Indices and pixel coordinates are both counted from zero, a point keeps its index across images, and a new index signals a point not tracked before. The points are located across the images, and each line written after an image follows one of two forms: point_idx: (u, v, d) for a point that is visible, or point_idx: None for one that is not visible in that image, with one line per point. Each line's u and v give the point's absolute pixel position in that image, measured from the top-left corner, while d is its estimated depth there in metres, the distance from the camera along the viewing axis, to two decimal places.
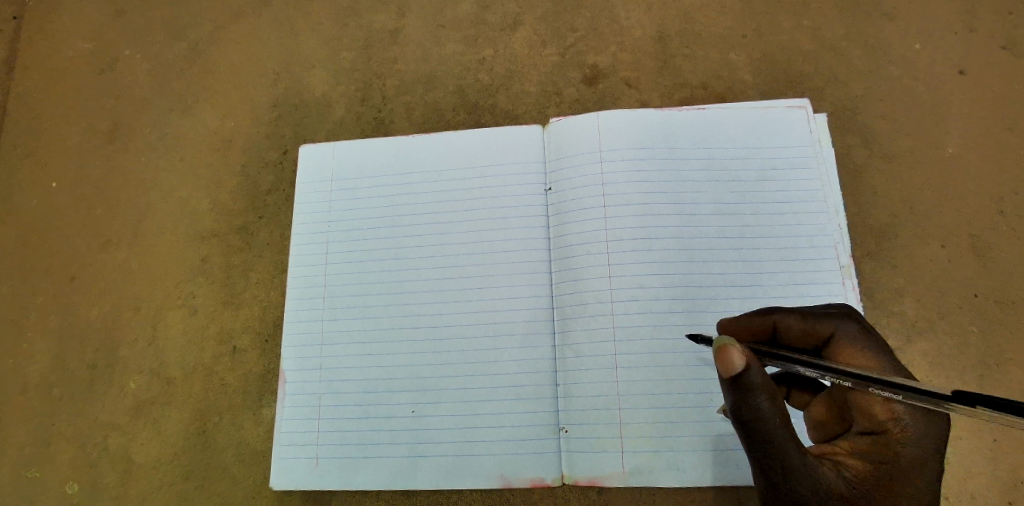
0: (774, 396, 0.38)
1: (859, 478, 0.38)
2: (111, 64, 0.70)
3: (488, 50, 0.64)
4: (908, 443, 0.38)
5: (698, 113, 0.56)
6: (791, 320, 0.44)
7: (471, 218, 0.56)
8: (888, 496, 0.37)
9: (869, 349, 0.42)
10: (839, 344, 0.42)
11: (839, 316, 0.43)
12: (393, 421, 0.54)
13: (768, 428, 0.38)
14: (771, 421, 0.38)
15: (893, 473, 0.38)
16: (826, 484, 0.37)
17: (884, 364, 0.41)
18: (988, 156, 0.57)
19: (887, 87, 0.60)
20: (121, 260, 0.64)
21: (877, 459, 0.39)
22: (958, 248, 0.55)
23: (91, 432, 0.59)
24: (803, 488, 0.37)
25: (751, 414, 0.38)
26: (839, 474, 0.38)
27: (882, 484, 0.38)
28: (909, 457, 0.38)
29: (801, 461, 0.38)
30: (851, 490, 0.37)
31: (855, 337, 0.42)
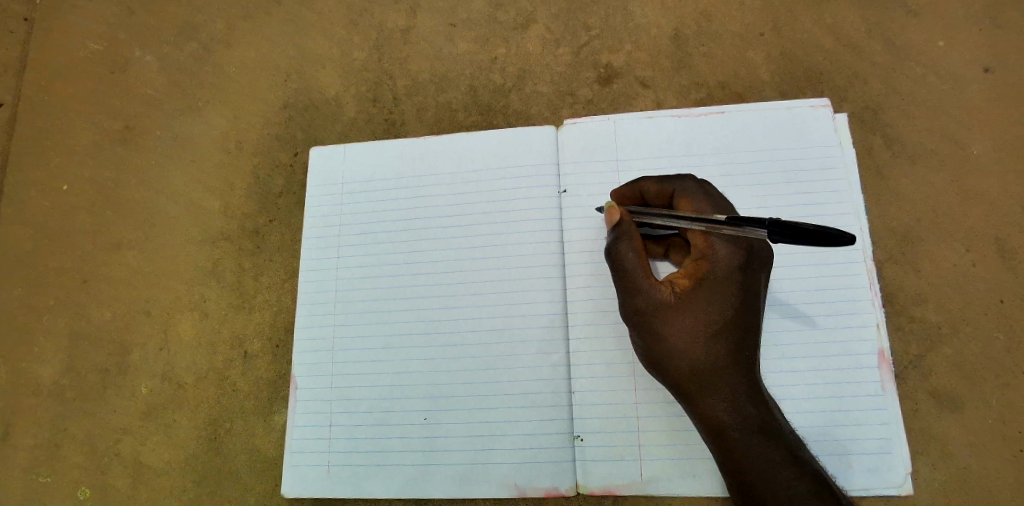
0: (638, 249, 0.45)
1: (687, 293, 0.44)
2: (121, 65, 0.70)
3: (500, 49, 0.63)
4: (722, 268, 0.44)
5: (715, 115, 0.55)
6: (650, 183, 0.49)
7: (483, 221, 0.56)
8: (710, 320, 0.43)
9: (704, 200, 0.47)
10: (683, 194, 0.47)
11: (682, 177, 0.48)
12: (406, 428, 0.53)
13: (629, 273, 0.45)
14: (629, 262, 0.45)
15: (711, 284, 0.44)
16: (665, 305, 0.44)
17: (713, 208, 0.46)
18: (1015, 157, 0.56)
19: (910, 86, 0.58)
20: (131, 263, 0.64)
21: (701, 274, 0.45)
22: (984, 252, 0.54)
23: (102, 435, 0.59)
24: (650, 306, 0.44)
25: (618, 261, 0.45)
26: (673, 291, 0.44)
27: (706, 298, 0.44)
28: (724, 273, 0.44)
29: (645, 290, 0.44)
30: (686, 305, 0.44)
31: (696, 192, 0.47)
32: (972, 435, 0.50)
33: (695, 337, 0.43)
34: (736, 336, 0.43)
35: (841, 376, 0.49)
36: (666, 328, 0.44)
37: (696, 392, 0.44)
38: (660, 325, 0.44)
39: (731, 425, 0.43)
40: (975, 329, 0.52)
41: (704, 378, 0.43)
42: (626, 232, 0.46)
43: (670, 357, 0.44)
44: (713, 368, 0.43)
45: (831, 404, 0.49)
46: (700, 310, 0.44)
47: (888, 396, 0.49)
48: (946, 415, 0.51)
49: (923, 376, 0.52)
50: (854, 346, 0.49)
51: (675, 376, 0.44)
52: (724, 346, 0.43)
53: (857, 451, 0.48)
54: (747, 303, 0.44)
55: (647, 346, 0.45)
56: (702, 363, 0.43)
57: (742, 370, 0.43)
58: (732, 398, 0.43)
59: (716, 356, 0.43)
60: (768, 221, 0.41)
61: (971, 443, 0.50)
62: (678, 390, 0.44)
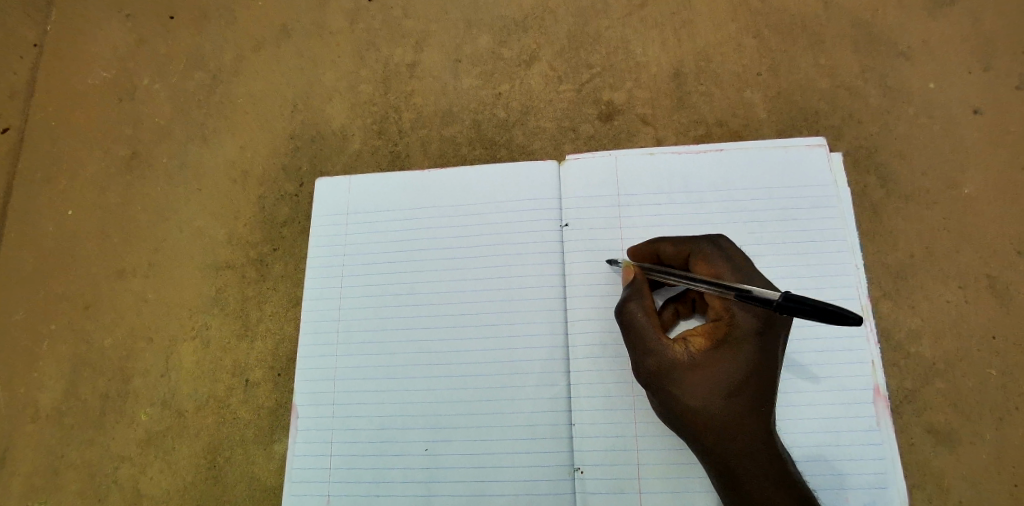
0: (648, 308, 0.47)
1: (699, 353, 0.45)
2: (131, 93, 0.71)
3: (504, 85, 0.65)
4: (736, 330, 0.44)
5: (713, 153, 0.56)
6: (669, 245, 0.50)
7: (486, 253, 0.57)
8: (722, 381, 0.44)
9: (723, 263, 0.47)
10: (700, 256, 0.48)
11: (701, 238, 0.48)
12: (407, 458, 0.53)
13: (641, 333, 0.46)
14: (639, 323, 0.47)
15: (725, 345, 0.44)
16: (676, 364, 0.45)
17: (731, 272, 0.46)
18: (1005, 196, 0.57)
19: (902, 126, 0.60)
20: (135, 290, 0.64)
21: (715, 336, 0.45)
22: (977, 290, 0.55)
23: (101, 462, 0.59)
24: (662, 367, 0.45)
25: (628, 320, 0.47)
26: (684, 350, 0.45)
27: (718, 358, 0.44)
28: (738, 335, 0.44)
29: (658, 348, 0.45)
30: (697, 364, 0.44)
31: (713, 255, 0.47)
32: (968, 472, 0.51)
33: (708, 396, 0.44)
34: (751, 395, 0.44)
35: (837, 411, 0.49)
36: (679, 387, 0.45)
37: (710, 445, 0.44)
38: (673, 383, 0.45)
39: (743, 477, 0.43)
40: (969, 366, 0.53)
41: (718, 433, 0.44)
42: (635, 293, 0.48)
43: (683, 413, 0.45)
44: (726, 424, 0.44)
45: (828, 439, 0.49)
46: (712, 371, 0.44)
47: (884, 431, 0.49)
48: (943, 451, 0.52)
49: (919, 412, 0.52)
50: (850, 381, 0.50)
51: (689, 430, 0.45)
52: (738, 404, 0.44)
53: (854, 486, 0.48)
54: (762, 364, 0.44)
55: (661, 402, 0.46)
56: (714, 419, 0.44)
57: (757, 426, 0.43)
58: (743, 453, 0.43)
59: (729, 413, 0.44)
60: (777, 296, 0.40)
61: (968, 479, 0.51)
62: (694, 443, 0.45)
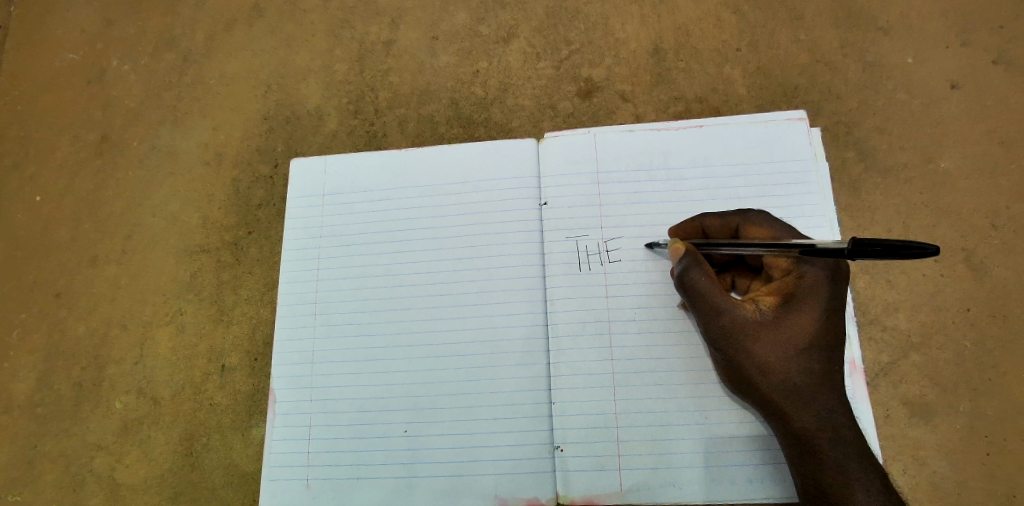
0: (710, 271, 0.46)
1: (771, 309, 0.45)
2: (99, 74, 0.69)
3: (481, 62, 0.64)
4: (805, 281, 0.44)
5: (693, 130, 0.56)
6: (713, 218, 0.50)
7: (465, 233, 0.56)
8: (801, 331, 0.43)
9: (770, 227, 0.47)
10: (750, 223, 0.48)
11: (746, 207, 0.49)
12: (389, 440, 0.53)
13: (709, 296, 0.45)
14: (705, 287, 0.45)
15: (796, 296, 0.44)
16: (750, 322, 0.44)
17: (783, 232, 0.47)
18: (981, 170, 0.58)
19: (881, 101, 0.60)
20: (107, 276, 0.63)
21: (783, 291, 0.45)
22: (953, 263, 0.55)
23: (76, 452, 0.58)
24: (735, 326, 0.44)
25: (691, 286, 0.46)
26: (754, 307, 0.45)
27: (792, 311, 0.44)
28: (807, 285, 0.44)
29: (728, 309, 0.45)
30: (773, 321, 0.44)
31: (762, 221, 0.48)
32: (944, 442, 0.52)
33: (786, 351, 0.43)
34: (828, 345, 0.44)
35: None
36: (756, 344, 0.44)
37: (783, 410, 0.44)
38: (752, 341, 0.44)
39: (826, 438, 0.43)
40: (946, 338, 0.54)
41: (799, 393, 0.43)
42: (696, 257, 0.46)
43: (763, 373, 0.44)
44: (805, 380, 0.43)
45: None
46: (786, 324, 0.44)
47: (862, 403, 0.49)
48: (919, 422, 0.52)
49: (895, 385, 0.53)
50: None
51: (767, 394, 0.44)
52: (817, 357, 0.43)
53: None
54: (835, 308, 0.44)
55: (741, 367, 0.45)
56: (792, 379, 0.43)
57: (835, 378, 0.43)
58: (823, 408, 0.43)
59: (809, 366, 0.43)
60: (848, 244, 0.39)
61: (944, 450, 0.51)
62: (773, 410, 0.44)
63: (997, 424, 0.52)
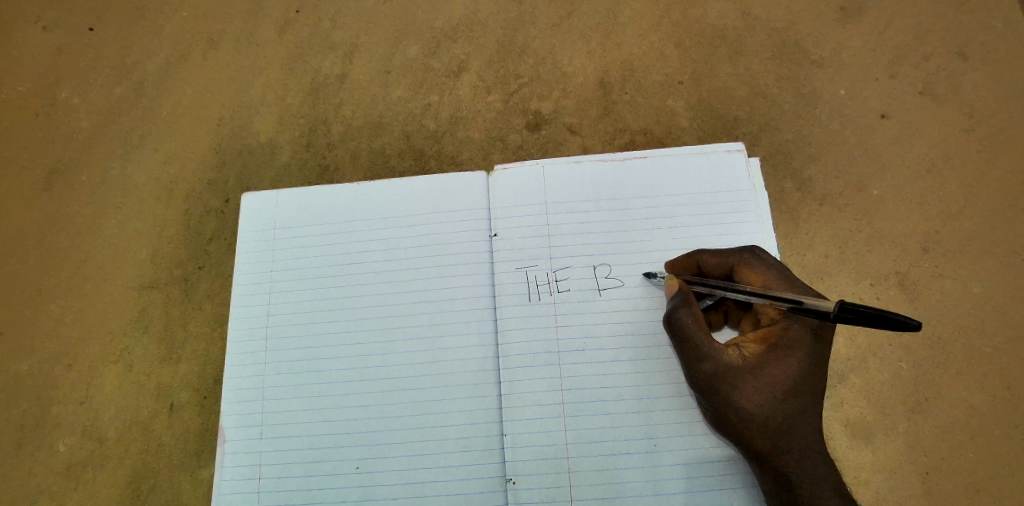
0: (697, 314, 0.48)
1: (755, 355, 0.46)
2: (46, 108, 0.68)
3: (433, 96, 0.65)
4: (791, 334, 0.46)
5: (639, 162, 0.58)
6: (709, 256, 0.51)
7: (416, 266, 0.56)
8: (780, 383, 0.45)
9: (766, 270, 0.48)
10: (745, 266, 0.49)
11: (740, 249, 0.50)
12: (340, 477, 0.52)
13: (693, 339, 0.47)
14: (691, 328, 0.47)
15: (780, 347, 0.46)
16: (734, 369, 0.46)
17: (778, 279, 0.47)
18: (911, 197, 0.60)
19: (816, 131, 0.63)
20: (52, 314, 0.61)
21: (769, 340, 0.46)
22: (887, 286, 0.58)
23: (17, 497, 0.56)
24: (719, 372, 0.46)
25: (679, 327, 0.47)
26: (740, 355, 0.46)
27: (775, 361, 0.46)
28: (792, 338, 0.46)
29: (713, 355, 0.46)
30: (755, 370, 0.45)
31: (757, 264, 0.48)
32: (882, 461, 0.53)
33: (766, 400, 0.45)
34: (804, 397, 0.45)
35: None
36: (737, 391, 0.45)
37: (762, 453, 0.45)
38: (733, 388, 0.45)
39: (799, 481, 0.44)
40: (882, 360, 0.56)
41: (775, 436, 0.45)
42: (685, 300, 0.48)
43: (738, 422, 0.45)
44: (784, 430, 0.45)
45: None
46: (766, 374, 0.45)
47: None
48: (858, 442, 0.54)
49: (835, 406, 0.55)
50: None
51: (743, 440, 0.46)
52: (794, 408, 0.45)
53: None
54: (816, 362, 0.45)
55: (721, 414, 0.46)
56: (772, 424, 0.45)
57: (809, 426, 0.45)
58: (796, 454, 0.44)
59: (785, 415, 0.45)
60: (833, 308, 0.40)
61: (882, 469, 0.53)
62: (749, 449, 0.46)
63: (932, 442, 0.54)
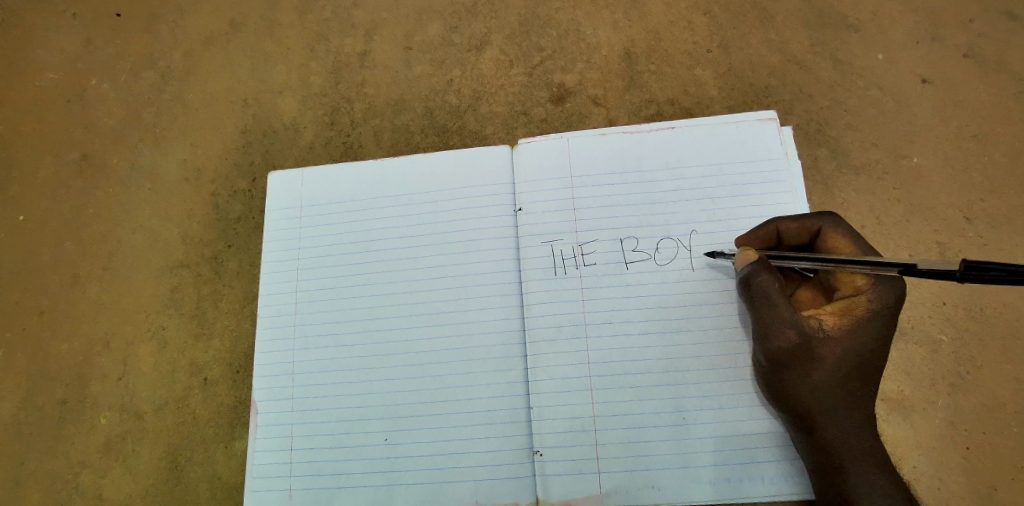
0: (780, 281, 0.46)
1: (831, 326, 0.45)
2: (79, 94, 0.69)
3: (455, 71, 0.64)
4: (868, 306, 0.45)
5: (666, 132, 0.56)
6: (790, 223, 0.49)
7: (440, 241, 0.56)
8: (848, 354, 0.45)
9: (846, 237, 0.47)
10: (829, 234, 0.48)
11: (821, 215, 0.48)
12: (367, 449, 0.53)
13: (773, 302, 0.45)
14: (773, 294, 0.45)
15: (856, 318, 0.45)
16: (813, 340, 0.45)
17: (862, 248, 0.47)
18: (953, 165, 0.58)
19: (851, 98, 0.60)
20: (90, 294, 0.63)
21: (845, 312, 0.46)
22: (928, 258, 0.56)
23: (61, 469, 0.58)
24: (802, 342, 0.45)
25: (762, 288, 0.46)
26: (819, 325, 0.45)
27: (851, 333, 0.45)
28: (869, 312, 0.45)
29: (793, 320, 0.45)
30: (833, 342, 0.45)
31: (841, 232, 0.47)
32: (921, 437, 0.52)
33: (837, 369, 0.44)
34: (868, 372, 0.45)
35: None
36: (810, 361, 0.45)
37: (818, 425, 0.45)
38: (806, 354, 0.45)
39: (851, 459, 0.44)
40: (921, 333, 0.54)
41: (831, 412, 0.45)
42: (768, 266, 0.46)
43: (801, 389, 0.45)
44: (840, 404, 0.44)
45: None
46: (840, 344, 0.45)
47: None
48: (896, 418, 0.52)
49: None
50: None
51: (801, 407, 0.45)
52: (856, 384, 0.45)
53: None
54: (884, 339, 0.45)
55: (785, 379, 0.46)
56: (829, 396, 0.45)
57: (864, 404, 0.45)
58: (844, 425, 0.44)
59: (846, 388, 0.45)
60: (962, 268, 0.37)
61: (921, 445, 0.52)
62: (803, 421, 0.45)
63: (975, 418, 0.52)
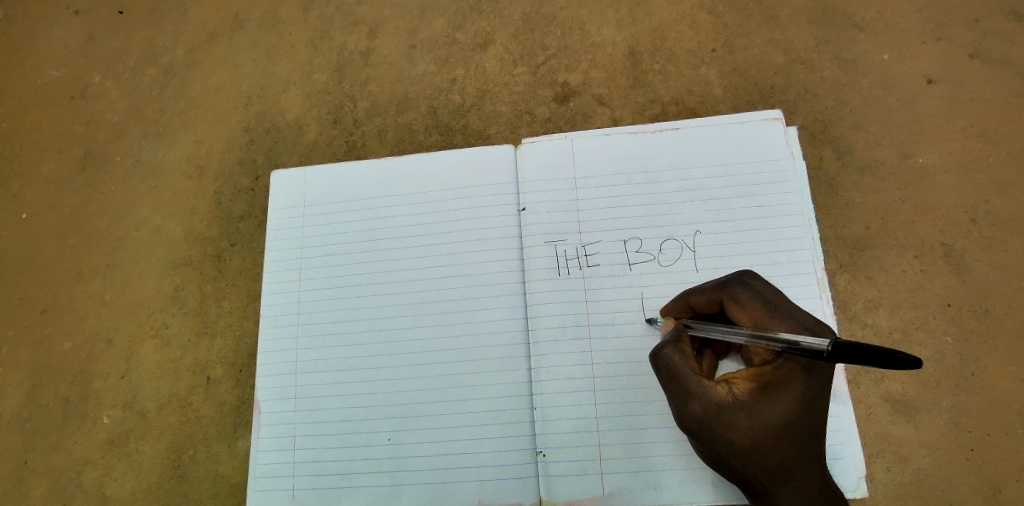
0: (686, 352, 0.44)
1: (745, 392, 0.42)
2: (81, 90, 0.69)
3: (459, 70, 0.64)
4: (783, 369, 0.42)
5: (670, 132, 0.56)
6: (697, 294, 0.47)
7: (443, 241, 0.56)
8: (773, 419, 0.41)
9: (756, 301, 0.44)
10: (733, 301, 0.45)
11: (727, 281, 0.46)
12: (371, 449, 0.53)
13: (680, 377, 0.43)
14: (678, 367, 0.44)
15: (772, 383, 0.42)
16: (722, 409, 0.42)
17: (768, 314, 0.43)
18: (959, 165, 0.58)
19: (858, 98, 0.60)
20: (93, 292, 0.63)
21: (760, 377, 0.43)
22: (933, 259, 0.55)
23: (65, 466, 0.58)
24: (705, 414, 0.42)
25: (666, 366, 0.44)
26: (728, 393, 0.43)
27: (767, 398, 0.42)
28: (784, 374, 0.42)
29: (701, 394, 0.43)
30: (736, 414, 0.42)
31: (745, 297, 0.44)
32: (925, 438, 0.52)
33: (757, 437, 0.41)
34: (801, 436, 0.41)
35: None
36: (731, 432, 0.42)
37: (765, 490, 0.42)
38: (725, 425, 0.42)
39: None
40: (925, 334, 0.54)
41: (775, 478, 0.41)
42: (672, 338, 0.45)
43: (736, 461, 0.42)
44: (783, 471, 0.41)
45: None
46: (759, 410, 0.42)
47: (842, 402, 0.48)
48: (900, 419, 0.52)
49: (876, 382, 0.53)
50: None
51: (741, 477, 0.42)
52: (795, 449, 0.41)
53: None
54: (811, 399, 0.41)
55: (716, 452, 0.43)
56: (771, 464, 0.41)
57: (809, 469, 0.41)
58: (794, 493, 0.41)
59: (785, 455, 0.41)
60: (828, 346, 0.35)
61: (924, 446, 0.52)
62: (750, 489, 0.42)
63: (979, 420, 0.52)
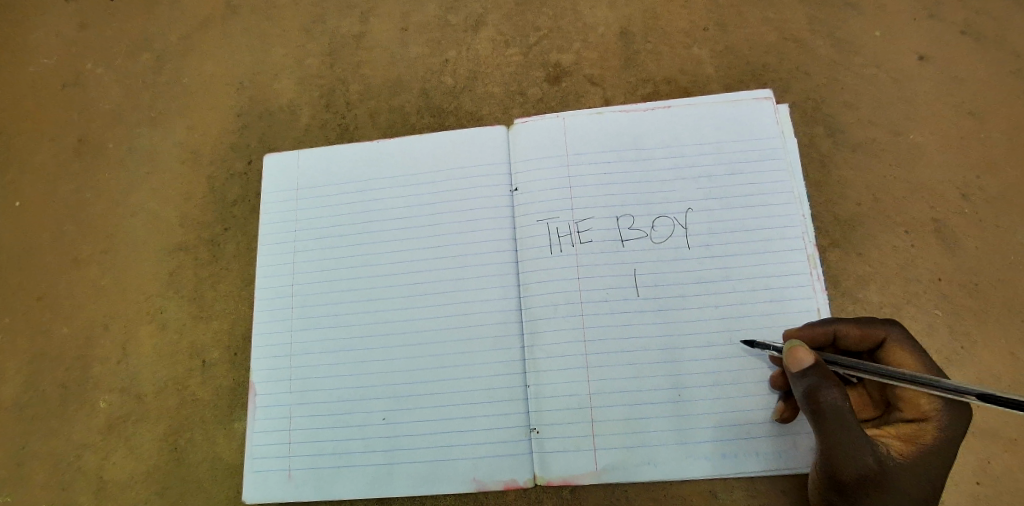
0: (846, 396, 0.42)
1: (903, 452, 0.43)
2: (74, 78, 0.69)
3: (451, 52, 0.64)
4: (938, 430, 0.43)
5: (662, 111, 0.56)
6: (851, 329, 0.47)
7: (437, 222, 0.56)
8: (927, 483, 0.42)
9: (915, 354, 0.45)
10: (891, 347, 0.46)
11: (884, 326, 0.47)
12: (368, 429, 0.53)
13: (845, 423, 0.41)
14: (844, 412, 0.41)
15: (926, 442, 0.43)
16: (887, 466, 0.41)
17: (929, 368, 0.45)
18: (950, 141, 0.58)
19: (849, 76, 0.60)
20: (89, 278, 0.63)
21: (915, 437, 0.43)
22: (924, 234, 0.56)
23: (64, 451, 0.59)
24: (881, 469, 0.41)
25: (828, 408, 0.42)
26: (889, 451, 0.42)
27: (925, 459, 0.42)
28: (940, 435, 0.43)
29: (866, 446, 0.41)
30: (909, 470, 0.42)
31: (908, 346, 0.46)
32: None
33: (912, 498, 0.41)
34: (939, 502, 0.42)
35: None
36: (890, 490, 0.41)
37: None
38: (887, 483, 0.41)
39: None
40: (917, 309, 0.54)
41: None
42: (830, 375, 0.43)
43: None
44: None
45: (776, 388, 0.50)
46: (919, 471, 0.42)
47: None
48: None
49: None
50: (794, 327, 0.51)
51: None
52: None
53: (800, 433, 0.49)
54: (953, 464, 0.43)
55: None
56: None
57: None
58: None
59: None
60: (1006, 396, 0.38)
61: None
62: None
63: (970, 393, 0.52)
